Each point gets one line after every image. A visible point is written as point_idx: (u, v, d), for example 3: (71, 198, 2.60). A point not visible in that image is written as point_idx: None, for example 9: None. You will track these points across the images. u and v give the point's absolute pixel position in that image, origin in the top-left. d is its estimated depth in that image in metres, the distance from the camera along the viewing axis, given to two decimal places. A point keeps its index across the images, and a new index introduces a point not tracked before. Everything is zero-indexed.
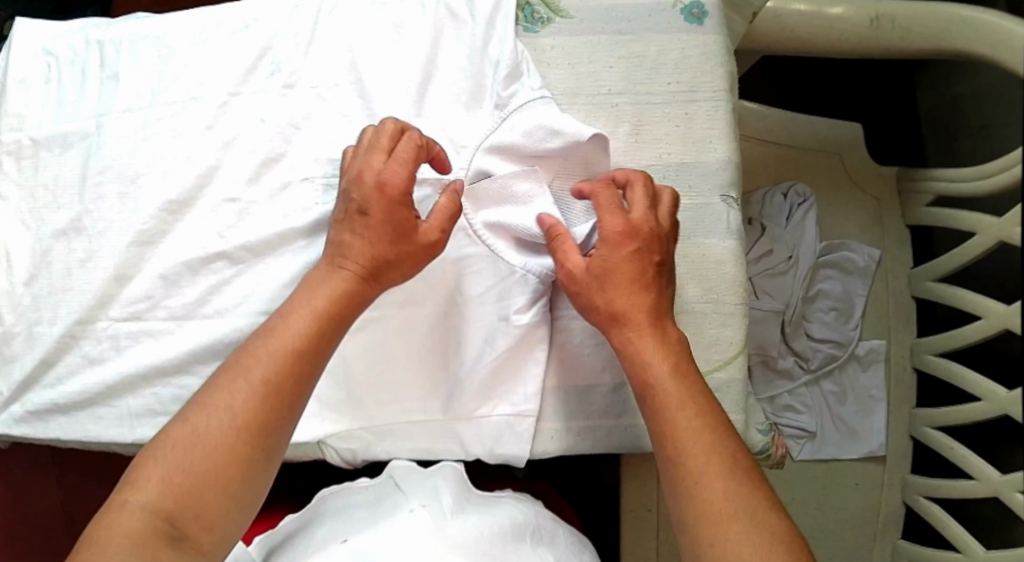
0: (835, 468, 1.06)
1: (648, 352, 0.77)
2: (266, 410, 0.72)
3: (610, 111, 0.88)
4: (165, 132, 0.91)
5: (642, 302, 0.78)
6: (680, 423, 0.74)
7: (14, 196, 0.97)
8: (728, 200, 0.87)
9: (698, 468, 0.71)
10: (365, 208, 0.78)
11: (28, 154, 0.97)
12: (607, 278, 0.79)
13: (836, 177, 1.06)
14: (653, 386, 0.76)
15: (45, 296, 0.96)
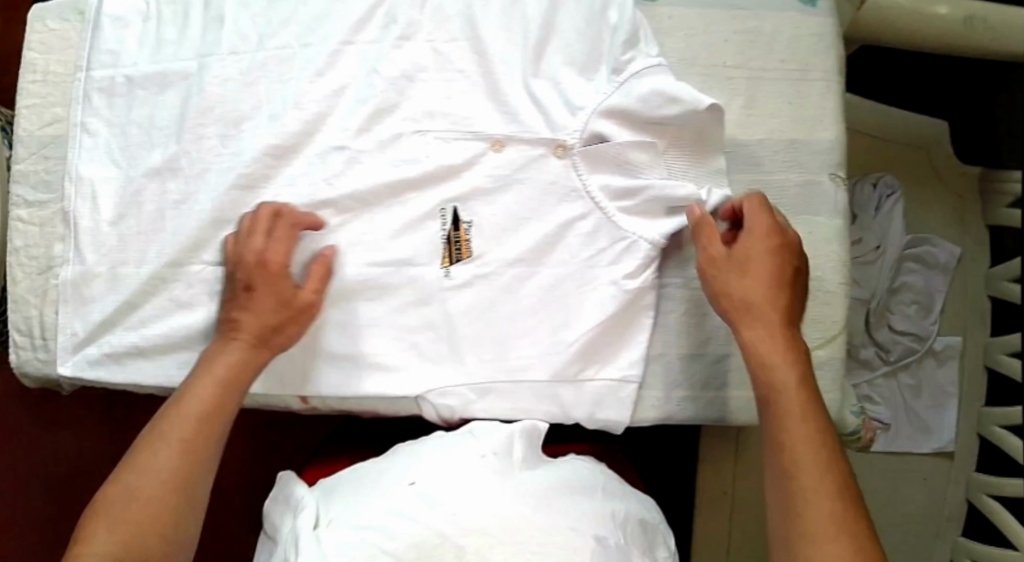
0: (903, 461, 1.07)
1: (773, 353, 0.77)
2: (187, 465, 0.74)
3: (724, 84, 0.87)
4: (272, 78, 0.90)
5: (773, 303, 0.79)
6: (798, 437, 0.73)
7: (104, 133, 0.96)
8: (836, 179, 0.87)
9: (804, 482, 0.71)
10: (252, 288, 0.83)
11: (121, 92, 0.95)
12: (745, 270, 0.80)
13: (922, 172, 1.08)
14: (776, 388, 0.75)
15: (134, 236, 0.95)
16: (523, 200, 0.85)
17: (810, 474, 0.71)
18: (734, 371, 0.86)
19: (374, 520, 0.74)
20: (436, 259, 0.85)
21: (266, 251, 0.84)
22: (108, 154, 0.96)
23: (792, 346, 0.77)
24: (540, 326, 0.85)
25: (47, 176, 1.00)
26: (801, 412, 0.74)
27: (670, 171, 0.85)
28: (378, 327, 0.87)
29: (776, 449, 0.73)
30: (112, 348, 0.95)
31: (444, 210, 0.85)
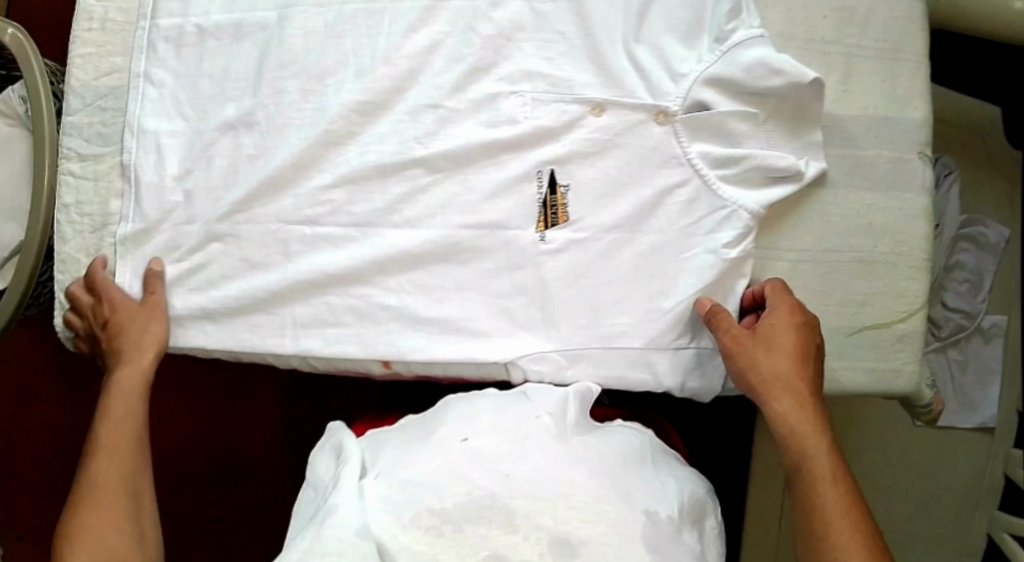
0: (947, 435, 1.10)
1: (799, 431, 0.79)
2: (99, 497, 0.80)
3: (822, 59, 0.88)
4: (361, 33, 0.87)
5: (799, 379, 0.80)
6: (828, 502, 0.76)
7: (171, 84, 0.92)
8: (924, 158, 0.89)
9: (833, 545, 0.74)
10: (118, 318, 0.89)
11: (191, 42, 0.91)
12: (770, 348, 0.81)
13: (974, 157, 1.12)
14: (805, 463, 0.78)
15: (201, 193, 0.91)
16: (620, 165, 0.84)
17: (839, 537, 0.75)
18: None
19: (427, 474, 0.73)
20: (531, 222, 0.84)
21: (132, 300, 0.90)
22: (173, 106, 0.92)
23: (819, 417, 0.80)
24: (636, 294, 0.84)
25: (104, 128, 0.95)
26: (829, 477, 0.77)
27: (768, 141, 0.85)
28: (470, 290, 0.85)
29: (807, 512, 0.77)
30: (174, 310, 0.91)
31: (542, 172, 0.84)
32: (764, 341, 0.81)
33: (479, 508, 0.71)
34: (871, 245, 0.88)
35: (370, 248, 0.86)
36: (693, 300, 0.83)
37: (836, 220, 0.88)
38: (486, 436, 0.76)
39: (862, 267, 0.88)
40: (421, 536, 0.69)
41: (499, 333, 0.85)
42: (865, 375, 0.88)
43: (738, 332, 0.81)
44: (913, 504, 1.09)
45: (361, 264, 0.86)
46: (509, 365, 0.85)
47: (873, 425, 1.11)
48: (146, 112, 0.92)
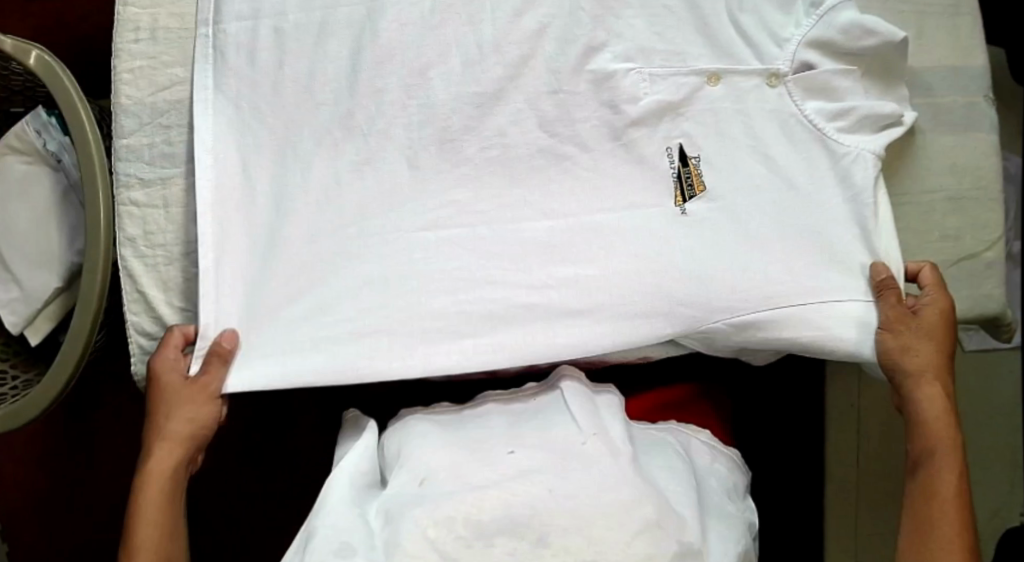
0: (992, 356, 1.19)
1: (932, 428, 0.80)
2: None
3: (898, 17, 0.94)
4: (461, 20, 0.83)
5: (942, 367, 0.82)
6: (940, 491, 0.79)
7: (251, 96, 0.85)
8: (989, 99, 0.95)
9: (938, 536, 0.77)
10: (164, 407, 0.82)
11: (266, 46, 0.85)
12: (921, 337, 0.82)
13: None
14: (931, 462, 0.80)
15: (300, 208, 0.84)
16: (744, 131, 0.84)
17: (946, 530, 0.77)
18: None
19: (472, 490, 0.73)
20: (669, 197, 0.83)
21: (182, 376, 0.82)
22: (254, 118, 0.85)
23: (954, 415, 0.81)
24: (786, 258, 0.82)
25: (169, 147, 0.87)
26: (953, 471, 0.79)
27: (869, 94, 0.86)
28: (614, 275, 0.82)
29: (920, 498, 0.79)
30: (283, 338, 0.83)
31: (671, 148, 0.84)
32: (918, 328, 0.82)
33: (513, 526, 0.71)
34: (958, 185, 0.94)
35: (501, 244, 0.83)
36: (869, 263, 0.82)
37: (926, 164, 0.93)
38: (532, 454, 0.76)
39: (952, 205, 0.94)
40: (452, 543, 0.70)
41: (655, 314, 0.82)
42: (964, 304, 0.94)
43: (900, 311, 0.81)
44: (974, 424, 1.18)
45: (496, 260, 0.82)
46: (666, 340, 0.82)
47: None
48: (223, 128, 0.85)
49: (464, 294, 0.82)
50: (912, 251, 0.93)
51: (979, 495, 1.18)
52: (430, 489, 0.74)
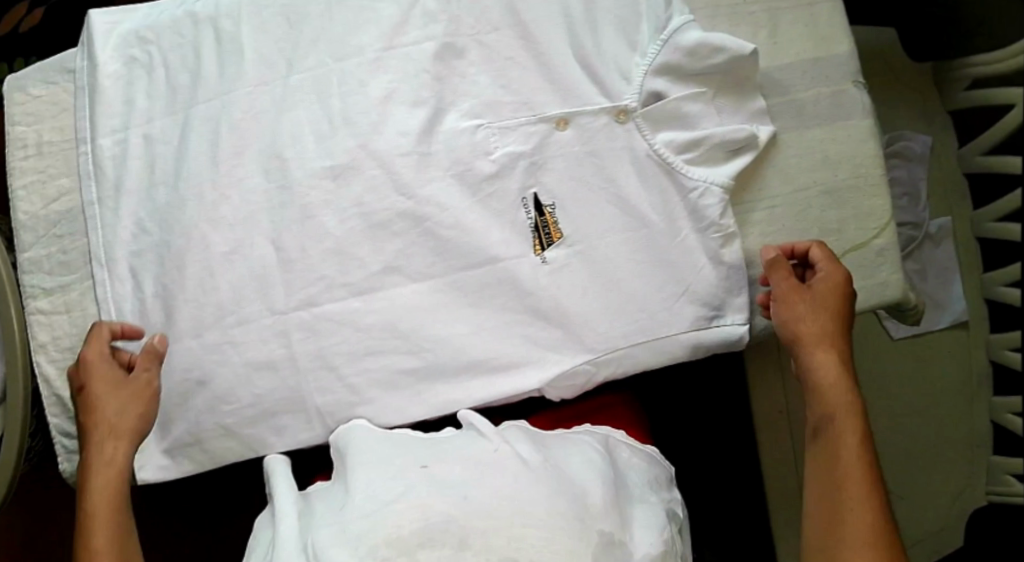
0: (927, 340, 1.18)
1: (829, 385, 0.83)
2: None
3: (750, 20, 0.93)
4: (309, 97, 0.87)
5: (836, 335, 0.85)
6: (843, 457, 0.79)
7: (132, 202, 0.90)
8: (859, 84, 0.94)
9: (846, 500, 0.77)
10: (99, 413, 0.85)
11: (140, 151, 0.90)
12: (814, 301, 0.85)
13: (885, 78, 1.19)
14: (831, 415, 0.82)
15: (182, 302, 0.88)
16: (592, 172, 0.87)
17: (850, 495, 0.77)
18: None
19: (393, 505, 0.72)
20: (528, 247, 0.87)
21: (113, 382, 0.86)
22: (135, 220, 0.90)
23: (853, 383, 0.83)
24: (648, 289, 0.87)
25: (64, 256, 0.92)
26: (855, 434, 0.80)
27: (721, 118, 0.90)
28: (488, 329, 0.86)
29: (822, 466, 0.81)
30: (193, 432, 0.89)
31: (526, 198, 0.87)
32: (809, 293, 0.86)
33: (433, 534, 0.70)
34: (833, 175, 0.93)
35: (378, 313, 0.86)
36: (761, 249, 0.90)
37: (796, 161, 0.92)
38: (445, 464, 0.76)
39: (828, 198, 0.93)
40: None
41: (527, 362, 0.86)
42: (859, 295, 0.93)
43: (794, 285, 0.86)
44: (916, 410, 1.18)
45: (371, 330, 0.86)
46: (540, 390, 0.86)
47: (864, 357, 1.17)
48: (110, 236, 0.90)
49: (345, 368, 0.87)
50: None
51: (942, 485, 1.18)
52: (348, 510, 0.72)
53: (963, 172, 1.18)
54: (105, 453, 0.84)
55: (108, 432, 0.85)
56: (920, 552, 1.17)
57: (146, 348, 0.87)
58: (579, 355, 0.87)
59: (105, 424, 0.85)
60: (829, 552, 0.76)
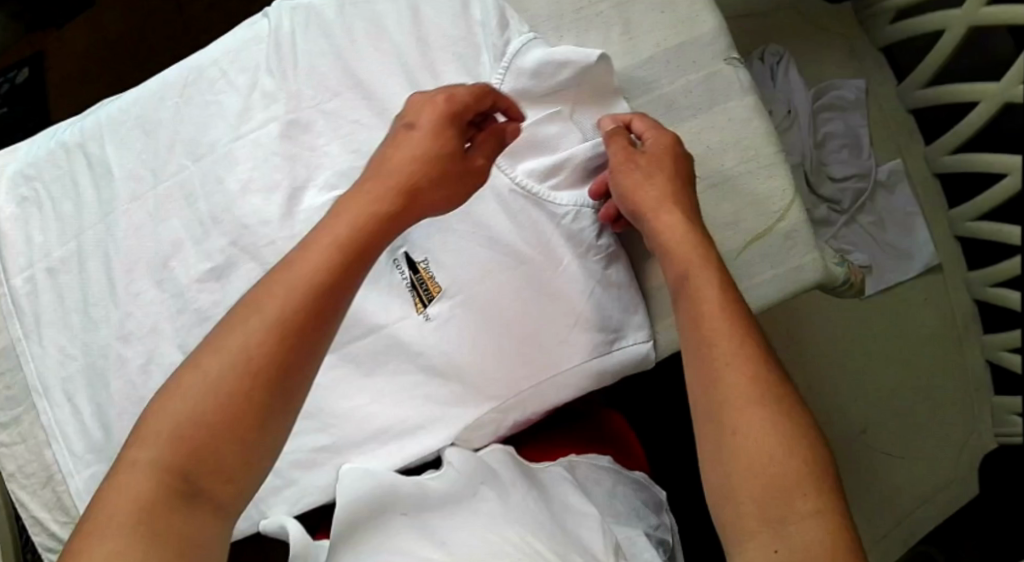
0: (899, 292, 1.13)
1: (676, 238, 0.77)
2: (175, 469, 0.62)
3: (598, 19, 0.89)
4: (179, 203, 0.90)
5: (679, 195, 0.79)
6: (704, 309, 0.72)
7: (50, 333, 0.93)
8: (733, 62, 0.89)
9: (721, 362, 0.69)
10: (390, 166, 0.74)
11: (47, 284, 0.93)
12: (648, 165, 0.81)
13: (802, 29, 1.13)
14: (682, 271, 0.75)
15: (116, 417, 0.91)
16: (459, 222, 0.87)
17: (726, 351, 0.70)
18: None
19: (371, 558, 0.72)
20: (410, 308, 0.88)
21: (411, 135, 0.77)
22: (60, 348, 0.93)
23: (698, 230, 0.78)
24: (540, 326, 0.86)
25: (9, 390, 0.95)
26: (713, 285, 0.73)
27: (582, 134, 0.87)
28: (390, 396, 0.88)
29: (688, 323, 0.73)
30: None
31: (397, 258, 0.88)
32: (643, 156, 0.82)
33: None
34: (719, 165, 0.88)
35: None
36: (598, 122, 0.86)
37: None
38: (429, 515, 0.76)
39: (719, 190, 0.88)
40: None
41: (432, 422, 0.87)
42: (773, 285, 0.87)
43: (627, 151, 0.82)
44: (903, 363, 1.13)
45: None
46: (454, 443, 0.87)
47: (832, 320, 1.14)
48: (42, 367, 0.93)
49: None
50: None
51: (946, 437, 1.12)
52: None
53: (908, 109, 1.11)
54: (332, 226, 0.70)
55: (396, 181, 0.74)
56: (932, 508, 1.12)
57: (462, 93, 0.78)
58: (483, 404, 0.87)
59: (399, 180, 0.74)
60: (717, 423, 0.68)
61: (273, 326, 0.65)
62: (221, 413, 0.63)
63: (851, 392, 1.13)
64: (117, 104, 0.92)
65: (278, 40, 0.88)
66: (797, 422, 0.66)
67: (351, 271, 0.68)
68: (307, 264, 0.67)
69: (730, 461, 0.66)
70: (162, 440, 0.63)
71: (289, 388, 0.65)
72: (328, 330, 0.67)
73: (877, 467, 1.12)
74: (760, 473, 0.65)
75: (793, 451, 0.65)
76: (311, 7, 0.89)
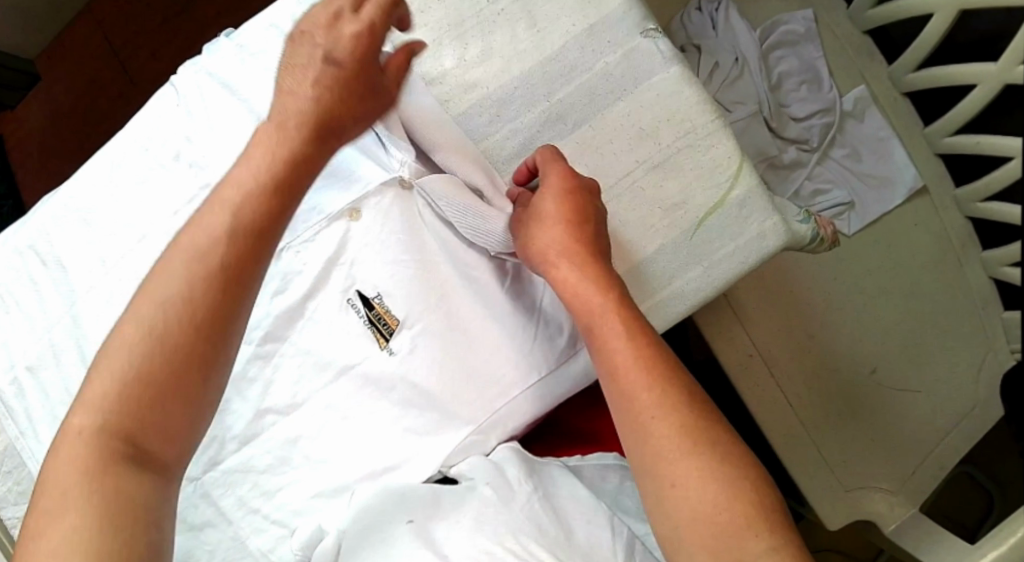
0: (888, 222, 1.11)
1: (578, 290, 0.74)
2: (117, 428, 0.63)
3: (501, 19, 0.87)
4: (131, 283, 0.89)
5: (575, 241, 0.76)
6: (609, 372, 0.70)
7: (43, 429, 0.90)
8: (649, 34, 0.86)
9: (640, 425, 0.67)
10: (314, 102, 0.72)
11: (27, 385, 0.91)
12: (540, 223, 0.78)
13: None
14: (593, 323, 0.72)
15: None
16: (402, 250, 0.85)
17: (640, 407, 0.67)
18: (670, 258, 0.83)
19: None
20: (373, 345, 0.84)
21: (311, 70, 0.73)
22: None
23: (604, 275, 0.74)
24: (502, 340, 0.84)
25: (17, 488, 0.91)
26: (622, 331, 0.70)
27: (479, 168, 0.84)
28: (370, 435, 0.84)
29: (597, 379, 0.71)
30: None
31: (351, 298, 0.84)
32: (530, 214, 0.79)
33: None
34: (656, 146, 0.84)
35: (268, 452, 0.84)
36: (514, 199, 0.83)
37: (608, 146, 0.84)
38: (439, 519, 0.75)
39: (660, 171, 0.84)
40: None
41: (415, 456, 0.83)
42: (733, 261, 0.83)
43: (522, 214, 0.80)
44: (904, 300, 1.09)
45: (270, 470, 0.84)
46: (444, 470, 0.82)
47: (824, 265, 1.11)
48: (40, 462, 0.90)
49: (265, 512, 0.84)
50: (648, 235, 0.83)
51: (957, 369, 1.08)
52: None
53: (862, 31, 1.11)
54: (249, 169, 0.70)
55: (304, 115, 0.72)
56: (956, 441, 1.08)
57: (344, 34, 0.73)
58: (462, 428, 0.83)
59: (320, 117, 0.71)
60: (653, 479, 0.66)
61: (202, 272, 0.66)
62: (158, 371, 0.64)
63: (852, 330, 1.09)
64: (58, 199, 0.93)
65: (188, 105, 0.90)
66: (728, 469, 0.65)
67: (266, 224, 0.68)
68: (214, 223, 0.67)
69: (673, 518, 0.64)
70: (125, 382, 0.64)
71: (213, 352, 0.66)
72: (247, 285, 0.68)
73: (888, 405, 1.08)
74: (703, 531, 0.63)
75: (725, 506, 0.63)
76: (213, 71, 0.90)
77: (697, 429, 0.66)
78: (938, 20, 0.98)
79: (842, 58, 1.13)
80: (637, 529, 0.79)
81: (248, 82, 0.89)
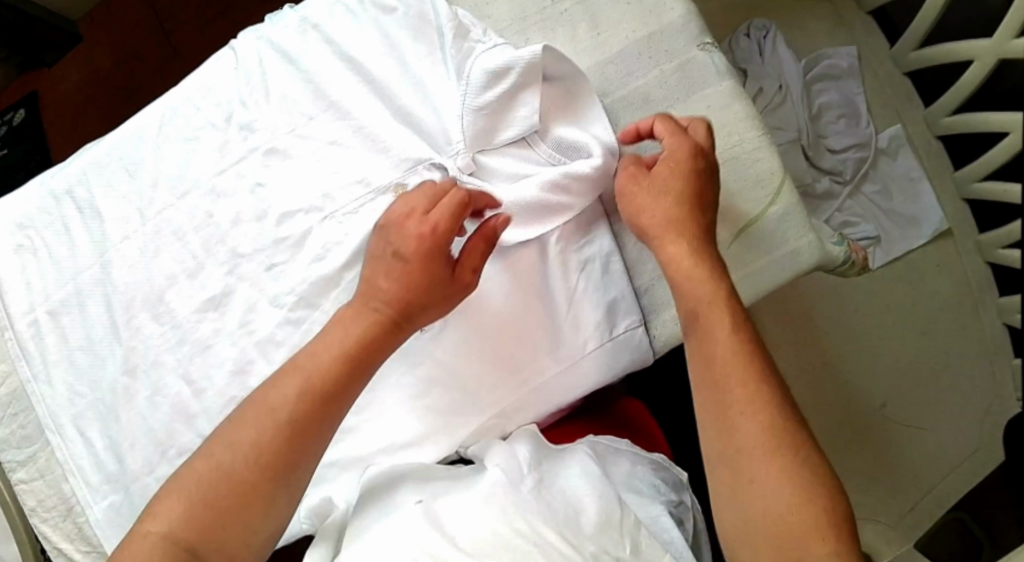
0: (907, 264, 1.13)
1: (683, 265, 0.75)
2: (183, 537, 0.70)
3: (564, 17, 0.89)
4: (168, 237, 0.90)
5: (693, 217, 0.77)
6: (706, 349, 0.72)
7: (61, 374, 0.90)
8: (705, 47, 0.87)
9: (733, 405, 0.69)
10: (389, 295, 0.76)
11: (49, 329, 0.91)
12: (662, 185, 0.78)
13: (779, 12, 1.19)
14: (694, 305, 0.74)
15: (129, 450, 0.88)
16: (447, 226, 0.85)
17: (735, 392, 0.70)
18: None
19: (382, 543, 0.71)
20: None
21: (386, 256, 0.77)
22: (68, 387, 0.90)
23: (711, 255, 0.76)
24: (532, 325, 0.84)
25: (23, 430, 0.91)
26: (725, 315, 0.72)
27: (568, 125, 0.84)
28: (393, 412, 0.84)
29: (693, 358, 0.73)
30: None
31: None
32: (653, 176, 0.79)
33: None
34: None
35: None
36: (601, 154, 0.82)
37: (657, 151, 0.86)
38: (445, 496, 0.75)
39: None
40: None
41: (435, 432, 0.84)
42: (767, 276, 0.84)
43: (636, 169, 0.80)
44: (921, 339, 1.11)
45: None
46: (462, 451, 0.84)
47: (849, 297, 1.13)
48: (52, 407, 0.90)
49: None
50: None
51: (965, 410, 1.09)
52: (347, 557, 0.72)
53: (902, 72, 1.14)
54: (329, 344, 0.75)
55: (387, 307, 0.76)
56: (962, 477, 1.08)
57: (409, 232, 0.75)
58: (482, 413, 0.84)
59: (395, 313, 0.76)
60: (736, 457, 0.69)
61: (277, 425, 0.72)
62: (224, 494, 0.71)
63: (865, 365, 1.11)
64: (101, 146, 0.93)
65: (247, 68, 0.91)
66: (809, 457, 0.67)
67: (337, 392, 0.74)
68: (290, 383, 0.73)
69: (751, 494, 0.67)
70: (198, 499, 0.71)
71: (280, 482, 0.72)
72: (317, 439, 0.73)
73: (901, 443, 1.09)
74: (776, 519, 0.66)
75: (809, 491, 0.66)
76: (274, 38, 0.91)
77: (791, 421, 0.69)
78: (978, 66, 1.00)
79: (882, 98, 1.16)
80: (649, 510, 0.79)
81: (307, 51, 0.90)
